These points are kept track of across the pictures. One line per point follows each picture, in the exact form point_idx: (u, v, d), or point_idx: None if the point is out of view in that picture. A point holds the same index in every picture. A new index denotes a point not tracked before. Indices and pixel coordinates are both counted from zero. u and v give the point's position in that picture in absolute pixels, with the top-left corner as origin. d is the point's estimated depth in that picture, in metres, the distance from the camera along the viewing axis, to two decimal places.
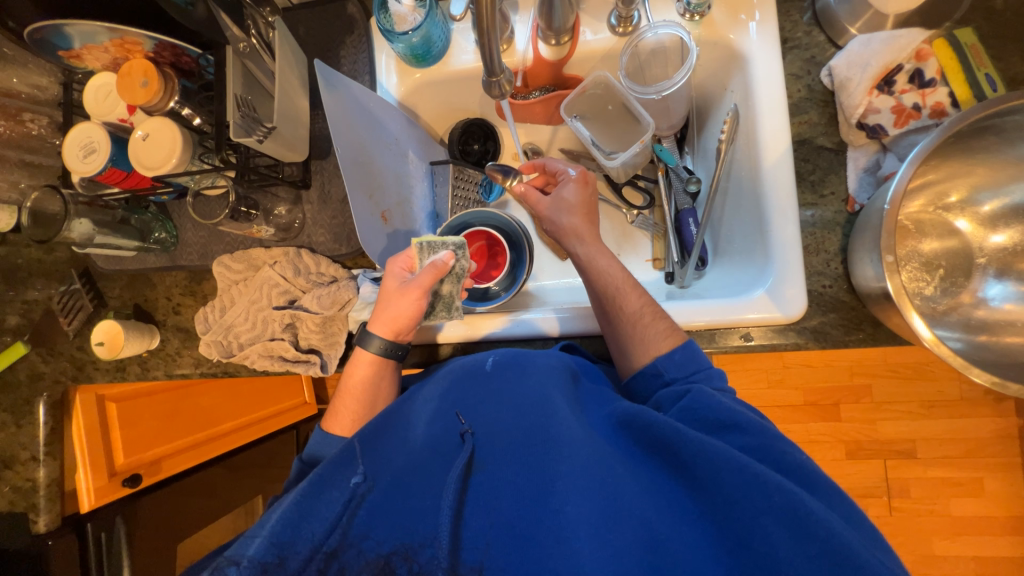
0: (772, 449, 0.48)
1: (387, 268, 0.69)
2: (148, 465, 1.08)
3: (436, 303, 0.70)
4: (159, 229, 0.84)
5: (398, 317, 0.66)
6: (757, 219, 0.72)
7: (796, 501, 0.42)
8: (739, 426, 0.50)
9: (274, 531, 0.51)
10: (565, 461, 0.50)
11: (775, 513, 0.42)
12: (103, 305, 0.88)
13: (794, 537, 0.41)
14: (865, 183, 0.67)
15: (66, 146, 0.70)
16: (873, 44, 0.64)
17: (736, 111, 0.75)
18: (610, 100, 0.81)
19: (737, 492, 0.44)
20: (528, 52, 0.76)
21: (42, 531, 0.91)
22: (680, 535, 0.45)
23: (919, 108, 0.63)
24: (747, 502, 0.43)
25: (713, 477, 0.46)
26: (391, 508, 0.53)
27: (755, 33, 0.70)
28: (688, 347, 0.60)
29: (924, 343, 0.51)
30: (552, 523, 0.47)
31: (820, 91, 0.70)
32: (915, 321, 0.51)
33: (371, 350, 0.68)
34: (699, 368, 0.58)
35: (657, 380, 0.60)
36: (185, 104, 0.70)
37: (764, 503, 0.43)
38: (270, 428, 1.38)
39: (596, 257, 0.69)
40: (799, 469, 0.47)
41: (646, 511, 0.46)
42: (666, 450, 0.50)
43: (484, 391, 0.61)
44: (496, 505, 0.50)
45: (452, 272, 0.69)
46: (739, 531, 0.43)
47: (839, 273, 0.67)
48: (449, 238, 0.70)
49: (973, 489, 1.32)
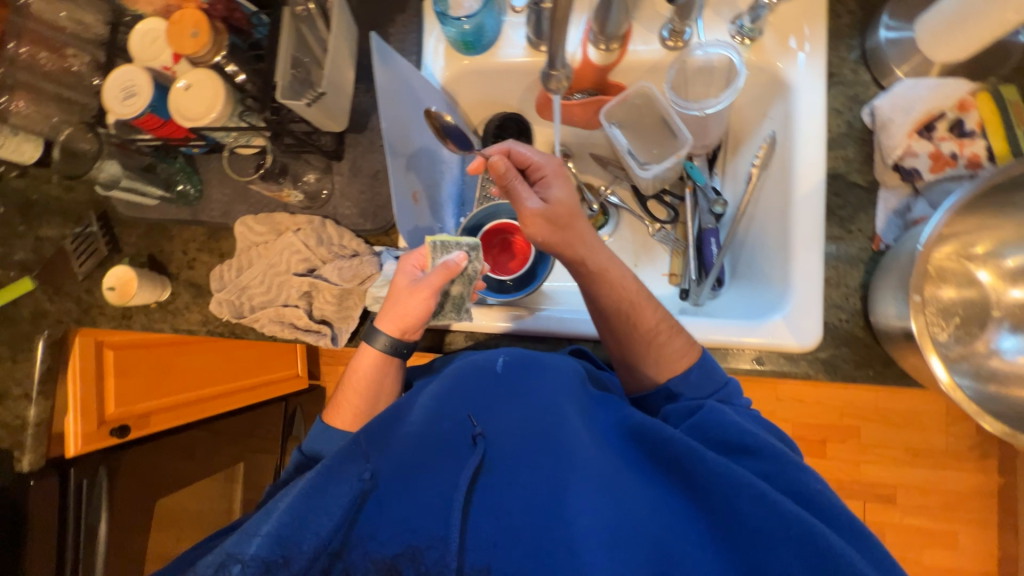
0: (787, 475, 0.50)
1: (400, 265, 0.70)
2: (137, 418, 1.07)
3: (446, 303, 0.69)
4: (182, 181, 0.83)
5: (406, 316, 0.66)
6: (780, 250, 0.73)
7: (808, 528, 0.44)
8: (763, 449, 0.52)
9: (279, 526, 0.50)
10: (578, 472, 0.51)
11: (789, 542, 0.44)
12: (118, 251, 0.88)
13: (797, 556, 0.44)
14: (893, 224, 0.68)
15: (106, 87, 0.69)
16: (920, 89, 0.64)
17: (773, 138, 0.76)
18: (649, 112, 0.82)
19: (753, 516, 0.46)
20: (576, 54, 0.77)
21: (25, 471, 0.90)
22: (691, 557, 0.46)
23: (956, 157, 0.64)
24: (761, 522, 0.45)
25: (727, 497, 0.48)
26: (396, 506, 0.53)
27: (803, 64, 0.71)
28: (702, 365, 0.63)
29: (941, 386, 0.52)
30: (563, 533, 0.47)
31: (859, 128, 0.70)
32: (933, 363, 0.52)
33: (376, 346, 0.68)
34: (716, 386, 0.62)
35: (672, 397, 0.63)
36: (230, 61, 0.70)
37: (781, 532, 0.45)
38: (259, 396, 1.41)
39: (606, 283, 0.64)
40: (818, 501, 0.48)
41: (659, 526, 0.48)
42: (678, 465, 0.51)
43: (495, 391, 0.61)
44: (505, 510, 0.50)
45: (463, 273, 0.68)
46: (756, 560, 0.45)
47: (857, 309, 0.68)
48: (464, 239, 0.69)
49: (947, 541, 1.34)
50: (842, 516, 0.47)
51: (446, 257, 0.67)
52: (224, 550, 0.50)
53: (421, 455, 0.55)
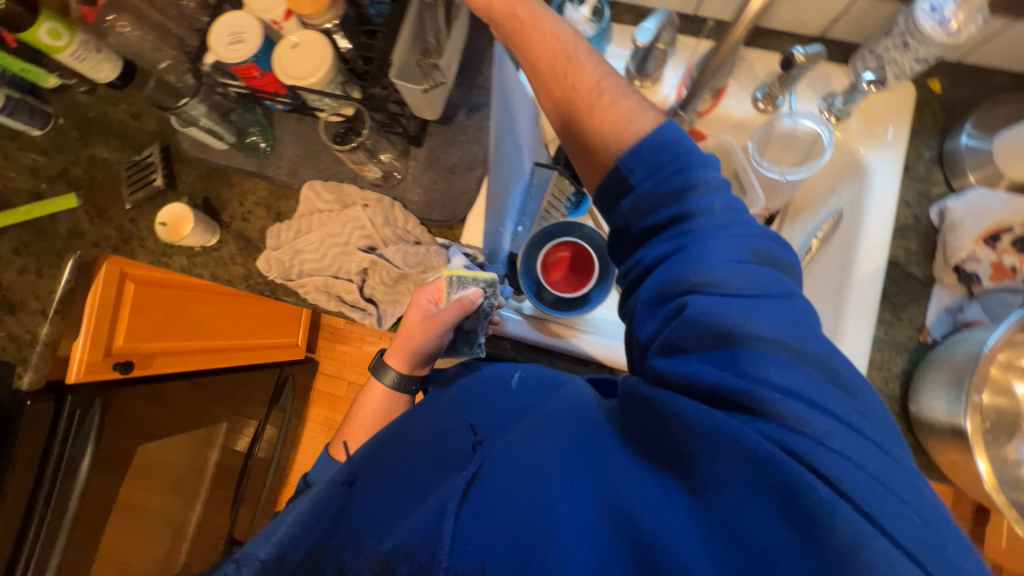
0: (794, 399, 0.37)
1: (415, 297, 0.71)
2: (142, 356, 1.05)
3: (458, 336, 0.73)
4: (256, 133, 0.84)
5: (413, 351, 0.71)
6: (829, 322, 0.74)
7: (795, 479, 0.34)
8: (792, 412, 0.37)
9: (280, 534, 0.59)
10: (545, 453, 0.45)
11: (798, 522, 0.34)
12: (172, 188, 0.86)
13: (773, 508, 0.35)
14: (943, 321, 0.70)
15: (214, 30, 0.69)
16: (994, 200, 0.67)
17: (840, 215, 0.78)
18: (724, 164, 0.84)
19: (747, 492, 0.36)
20: (671, 97, 0.79)
21: (23, 389, 0.86)
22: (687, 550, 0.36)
23: (1016, 270, 0.66)
24: (747, 479, 0.35)
25: (702, 455, 0.38)
26: (392, 508, 0.55)
27: (883, 153, 0.74)
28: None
29: (985, 485, 0.54)
30: (533, 524, 0.41)
31: (925, 223, 0.73)
32: (981, 463, 0.54)
33: (386, 381, 0.75)
34: (732, 231, 0.44)
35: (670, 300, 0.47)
36: (340, 31, 0.72)
37: (795, 511, 0.34)
38: (255, 358, 1.39)
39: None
40: (852, 464, 0.34)
41: (640, 504, 0.39)
42: (656, 424, 0.42)
43: (503, 400, 0.61)
44: (476, 507, 0.44)
45: (478, 309, 0.69)
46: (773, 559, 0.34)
47: (895, 395, 0.70)
48: (481, 275, 0.68)
49: None
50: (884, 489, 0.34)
51: (461, 292, 0.66)
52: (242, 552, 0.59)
53: (426, 468, 0.57)
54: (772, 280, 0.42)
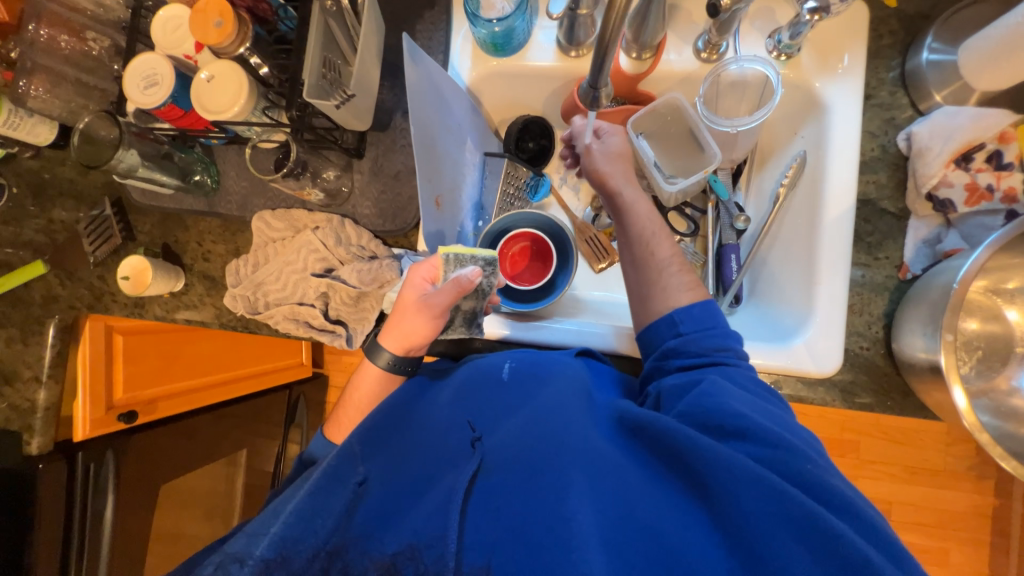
0: (783, 455, 0.49)
1: (410, 276, 0.67)
2: (145, 403, 1.07)
3: (456, 316, 0.70)
4: (200, 172, 0.82)
5: (410, 335, 0.66)
6: (803, 272, 0.72)
7: (796, 504, 0.45)
8: (748, 430, 0.51)
9: (281, 527, 0.51)
10: (573, 467, 0.52)
11: (786, 525, 0.45)
12: (132, 239, 0.87)
13: (813, 554, 0.43)
14: (922, 255, 0.66)
15: (128, 75, 0.68)
16: (961, 117, 0.63)
17: (803, 158, 0.74)
18: (676, 122, 0.80)
19: (752, 501, 0.46)
20: (606, 63, 0.75)
21: (33, 454, 0.90)
22: (691, 546, 0.46)
23: (993, 190, 0.62)
24: (768, 518, 0.45)
25: (720, 480, 0.48)
26: (398, 509, 0.54)
27: (841, 85, 0.69)
28: (706, 304, 0.63)
29: (959, 413, 0.53)
30: (561, 530, 0.47)
31: (893, 153, 0.69)
32: (956, 393, 0.52)
33: (378, 364, 0.68)
34: (716, 325, 0.62)
35: (672, 328, 0.63)
36: (254, 53, 0.69)
37: (782, 517, 0.45)
38: (267, 383, 1.42)
39: (634, 190, 0.71)
40: (811, 472, 0.48)
41: (657, 519, 0.48)
42: (653, 439, 0.54)
43: (506, 402, 0.64)
44: (499, 510, 0.50)
45: (478, 288, 0.68)
46: (750, 549, 0.45)
47: (878, 337, 0.68)
48: (480, 253, 0.67)
49: (940, 559, 1.36)
50: (817, 479, 0.47)
51: (459, 271, 0.64)
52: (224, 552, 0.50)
53: (428, 464, 0.58)
54: (724, 342, 0.61)
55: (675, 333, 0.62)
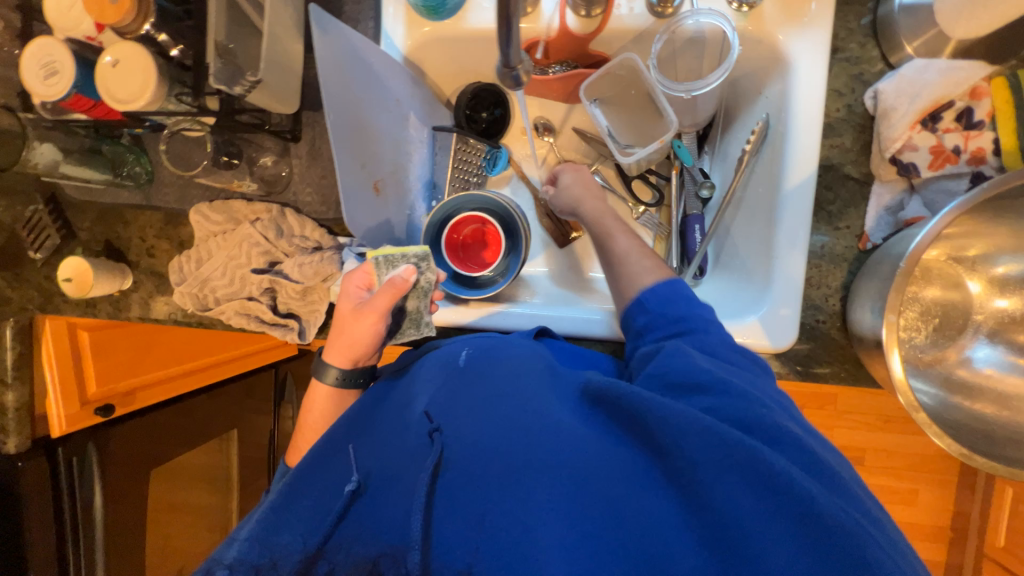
0: (743, 407, 0.45)
1: (344, 287, 0.64)
2: (121, 396, 1.08)
3: (403, 320, 0.65)
4: (133, 163, 0.77)
5: (353, 344, 0.62)
6: (765, 242, 0.69)
7: (759, 459, 0.41)
8: (711, 385, 0.48)
9: (257, 535, 0.52)
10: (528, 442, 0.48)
11: (748, 484, 0.41)
12: (73, 237, 0.84)
13: (758, 501, 0.40)
14: (884, 223, 0.63)
15: (24, 63, 0.61)
16: (930, 72, 0.58)
17: (766, 120, 0.70)
18: (634, 85, 0.74)
19: (708, 461, 0.42)
20: (553, 20, 0.69)
21: (12, 453, 0.91)
22: (654, 517, 0.43)
23: (959, 151, 0.59)
24: (729, 479, 0.41)
25: (677, 440, 0.44)
26: (363, 510, 0.50)
27: (805, 37, 0.63)
28: (671, 281, 0.60)
29: (893, 380, 0.52)
30: (511, 508, 0.44)
31: (859, 113, 0.64)
32: (892, 358, 0.52)
33: (327, 381, 0.64)
34: (679, 293, 0.59)
35: (640, 309, 0.60)
36: (161, 29, 0.62)
37: (739, 473, 0.41)
38: (253, 363, 1.42)
39: (598, 203, 0.75)
40: (773, 426, 0.44)
41: (618, 491, 0.44)
42: (613, 408, 0.50)
43: (465, 382, 0.58)
44: (460, 500, 0.46)
45: (416, 286, 0.63)
46: (716, 517, 0.41)
47: (835, 310, 0.66)
48: (411, 250, 0.63)
49: (908, 498, 1.43)
50: (782, 432, 0.44)
51: (392, 272, 0.61)
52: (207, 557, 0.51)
53: (386, 458, 0.53)
54: (689, 307, 0.57)
55: (650, 305, 0.59)
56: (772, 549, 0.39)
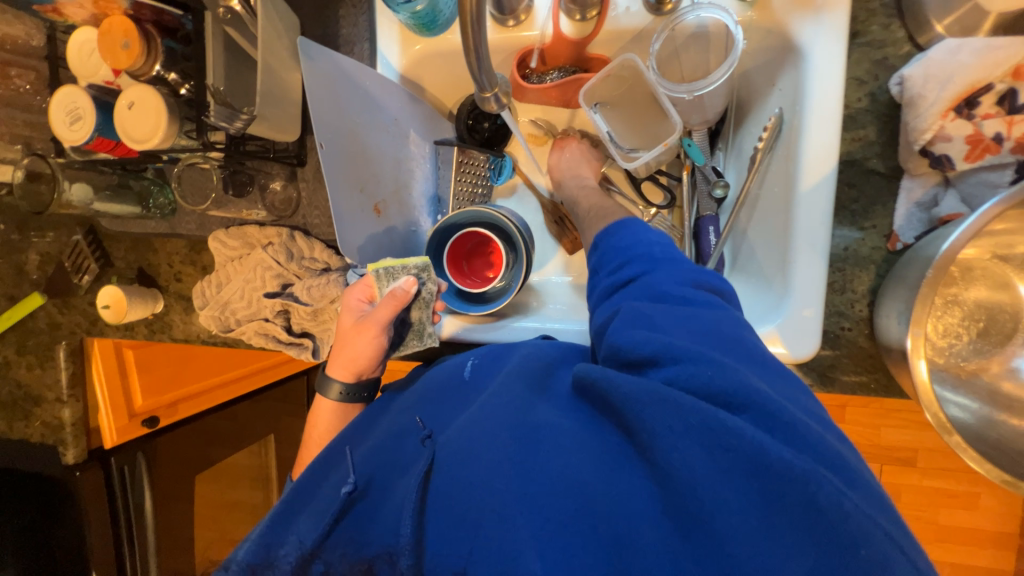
0: (699, 366, 0.39)
1: (346, 301, 0.65)
2: (165, 407, 1.16)
3: (405, 331, 0.65)
4: (158, 194, 0.82)
5: (355, 358, 0.63)
6: (782, 245, 0.65)
7: (712, 423, 0.35)
8: (664, 352, 0.41)
9: (263, 535, 0.54)
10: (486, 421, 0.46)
11: (705, 449, 0.35)
12: (110, 265, 0.90)
13: (707, 455, 0.35)
14: (916, 220, 0.58)
15: (53, 111, 0.66)
16: (962, 55, 0.52)
17: (780, 115, 0.65)
18: (636, 86, 0.71)
19: (662, 428, 0.37)
20: (547, 26, 0.66)
21: (70, 463, 0.99)
22: (616, 496, 0.37)
23: (1001, 140, 0.52)
24: (685, 448, 0.36)
25: (621, 402, 0.39)
26: (363, 514, 0.50)
27: (820, 23, 0.58)
28: (628, 226, 0.57)
29: (915, 383, 0.50)
30: (470, 497, 0.41)
31: (884, 102, 0.59)
32: (918, 364, 0.49)
33: (332, 396, 0.66)
34: (636, 251, 0.53)
35: (599, 275, 0.57)
36: (171, 69, 0.65)
37: (697, 437, 0.36)
38: (284, 372, 1.46)
39: (581, 181, 0.78)
40: (733, 385, 0.38)
41: (574, 468, 0.39)
42: (576, 386, 0.45)
43: (460, 398, 0.57)
44: (435, 493, 0.44)
45: (418, 297, 0.64)
46: (676, 492, 0.36)
47: (862, 316, 0.61)
48: (411, 262, 0.64)
49: (967, 503, 1.32)
50: (747, 392, 0.37)
51: (393, 284, 0.62)
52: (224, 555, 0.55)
53: (383, 463, 0.53)
54: (645, 262, 0.52)
55: (612, 266, 0.55)
56: (744, 527, 0.33)
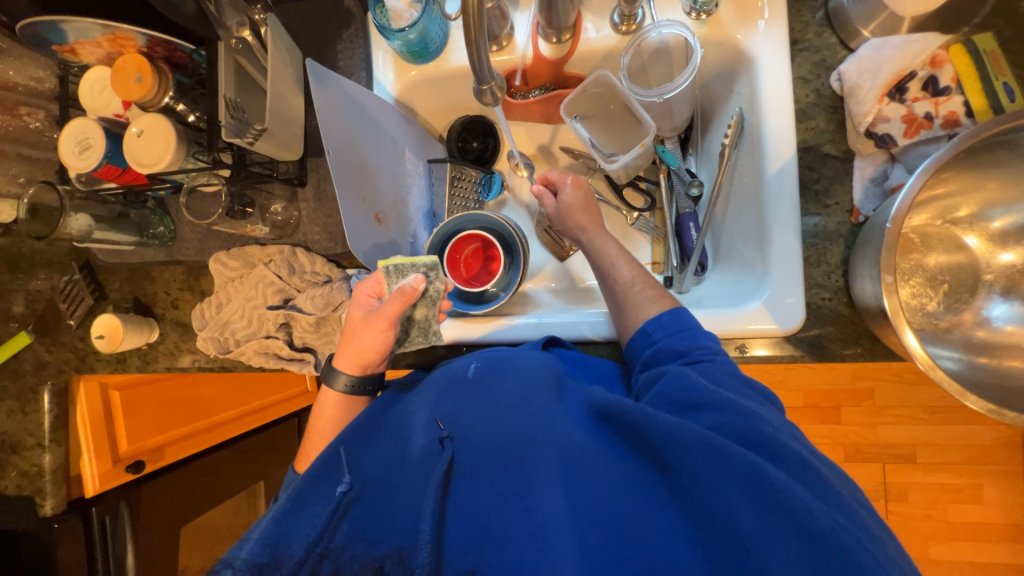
0: (738, 421, 0.46)
1: (354, 296, 0.65)
2: (151, 452, 1.10)
3: (410, 328, 0.66)
4: (157, 223, 0.84)
5: (364, 351, 0.63)
6: (757, 230, 0.71)
7: (758, 474, 0.41)
8: (709, 401, 0.48)
9: (265, 532, 0.51)
10: (538, 456, 0.49)
11: (745, 495, 0.41)
12: (104, 297, 0.90)
13: (756, 514, 0.40)
14: (872, 194, 0.65)
15: (61, 141, 0.69)
16: (887, 49, 0.61)
17: (741, 116, 0.73)
18: (612, 100, 0.79)
19: (706, 473, 0.43)
20: (528, 49, 0.74)
21: (48, 515, 0.93)
22: (655, 530, 0.43)
23: (931, 117, 0.60)
24: (727, 490, 0.42)
25: (682, 458, 0.44)
26: (377, 517, 0.52)
27: (764, 33, 0.67)
28: (676, 310, 0.60)
29: (918, 363, 0.51)
30: (526, 521, 0.46)
31: (828, 96, 0.67)
32: (908, 337, 0.52)
33: (337, 388, 0.64)
34: (686, 327, 0.58)
35: (647, 339, 0.60)
36: (180, 100, 0.69)
37: (736, 483, 0.42)
38: (274, 414, 1.41)
39: (595, 232, 0.74)
40: (769, 440, 0.44)
41: (619, 504, 0.45)
42: (621, 425, 0.50)
43: (475, 396, 0.58)
44: (473, 508, 0.49)
45: (425, 295, 0.64)
46: (715, 528, 0.41)
47: (839, 286, 0.66)
48: (420, 259, 0.64)
49: (973, 496, 1.31)
50: (782, 450, 0.44)
51: (401, 281, 0.62)
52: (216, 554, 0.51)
53: (400, 471, 0.54)
54: (695, 339, 0.57)
55: (659, 322, 0.59)
56: (772, 564, 0.39)
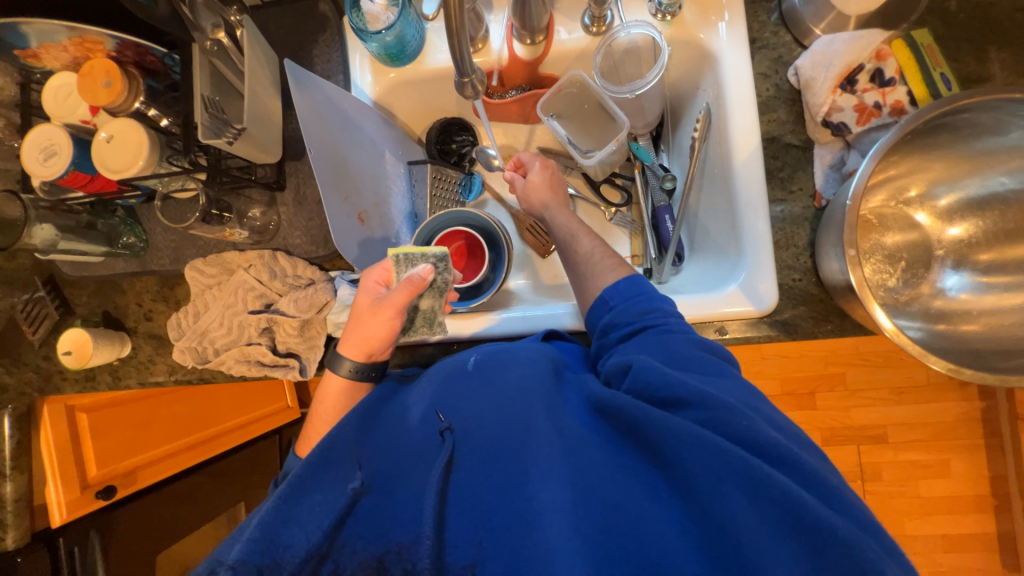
0: (735, 419, 0.45)
1: (364, 280, 0.64)
2: (123, 475, 1.04)
3: (415, 317, 0.66)
4: (127, 233, 0.81)
5: (369, 338, 0.62)
6: (730, 218, 0.74)
7: (758, 469, 0.41)
8: (697, 398, 0.47)
9: (257, 533, 0.49)
10: (538, 451, 0.49)
11: (742, 487, 0.42)
12: (70, 313, 0.86)
13: (757, 509, 0.41)
14: (832, 179, 0.69)
15: (25, 150, 0.67)
16: (837, 44, 0.66)
17: (708, 110, 0.76)
18: (586, 99, 0.82)
19: (704, 467, 0.43)
20: (503, 51, 0.77)
21: (9, 549, 0.85)
22: (654, 521, 0.44)
23: (880, 106, 0.65)
24: (724, 482, 0.42)
25: (682, 453, 0.44)
26: (376, 512, 0.52)
27: (725, 33, 0.72)
28: (631, 278, 0.62)
29: (886, 333, 0.55)
30: (526, 513, 0.46)
31: (787, 89, 0.72)
32: (877, 313, 0.55)
33: (341, 374, 0.63)
34: (641, 292, 0.59)
35: (605, 308, 0.61)
36: (151, 105, 0.67)
37: (734, 477, 0.42)
38: (251, 432, 1.38)
39: (559, 208, 0.76)
40: (767, 436, 0.44)
41: (618, 496, 0.45)
42: (617, 418, 0.49)
43: (470, 389, 0.57)
44: (473, 501, 0.49)
45: (432, 286, 0.64)
46: (711, 517, 0.42)
47: (808, 266, 0.69)
48: (430, 250, 0.63)
49: (941, 471, 1.38)
50: (783, 449, 0.44)
51: (411, 271, 0.61)
52: (211, 556, 0.50)
53: (396, 464, 0.54)
54: (650, 304, 0.58)
55: (634, 308, 0.58)
56: (766, 551, 0.40)
